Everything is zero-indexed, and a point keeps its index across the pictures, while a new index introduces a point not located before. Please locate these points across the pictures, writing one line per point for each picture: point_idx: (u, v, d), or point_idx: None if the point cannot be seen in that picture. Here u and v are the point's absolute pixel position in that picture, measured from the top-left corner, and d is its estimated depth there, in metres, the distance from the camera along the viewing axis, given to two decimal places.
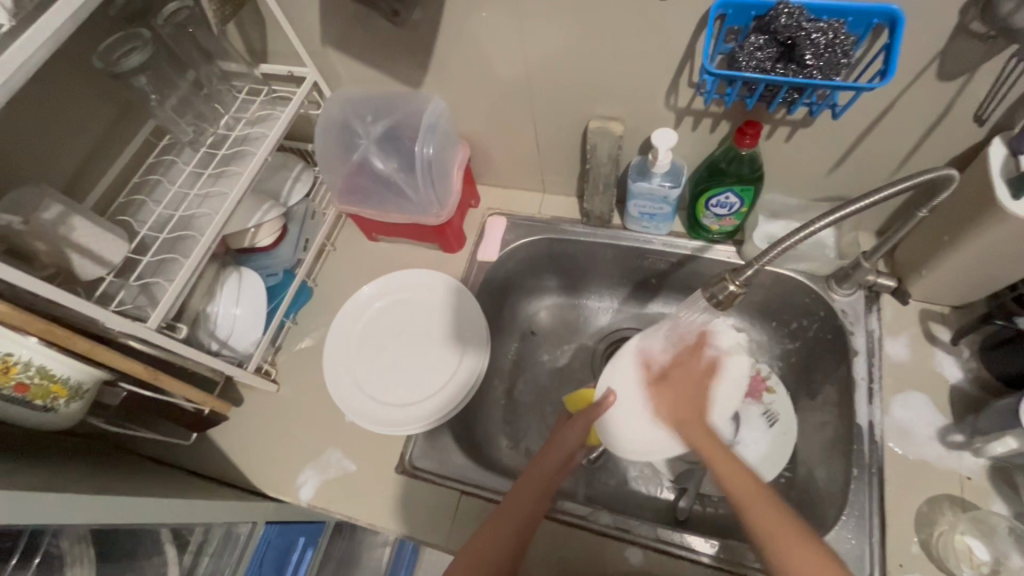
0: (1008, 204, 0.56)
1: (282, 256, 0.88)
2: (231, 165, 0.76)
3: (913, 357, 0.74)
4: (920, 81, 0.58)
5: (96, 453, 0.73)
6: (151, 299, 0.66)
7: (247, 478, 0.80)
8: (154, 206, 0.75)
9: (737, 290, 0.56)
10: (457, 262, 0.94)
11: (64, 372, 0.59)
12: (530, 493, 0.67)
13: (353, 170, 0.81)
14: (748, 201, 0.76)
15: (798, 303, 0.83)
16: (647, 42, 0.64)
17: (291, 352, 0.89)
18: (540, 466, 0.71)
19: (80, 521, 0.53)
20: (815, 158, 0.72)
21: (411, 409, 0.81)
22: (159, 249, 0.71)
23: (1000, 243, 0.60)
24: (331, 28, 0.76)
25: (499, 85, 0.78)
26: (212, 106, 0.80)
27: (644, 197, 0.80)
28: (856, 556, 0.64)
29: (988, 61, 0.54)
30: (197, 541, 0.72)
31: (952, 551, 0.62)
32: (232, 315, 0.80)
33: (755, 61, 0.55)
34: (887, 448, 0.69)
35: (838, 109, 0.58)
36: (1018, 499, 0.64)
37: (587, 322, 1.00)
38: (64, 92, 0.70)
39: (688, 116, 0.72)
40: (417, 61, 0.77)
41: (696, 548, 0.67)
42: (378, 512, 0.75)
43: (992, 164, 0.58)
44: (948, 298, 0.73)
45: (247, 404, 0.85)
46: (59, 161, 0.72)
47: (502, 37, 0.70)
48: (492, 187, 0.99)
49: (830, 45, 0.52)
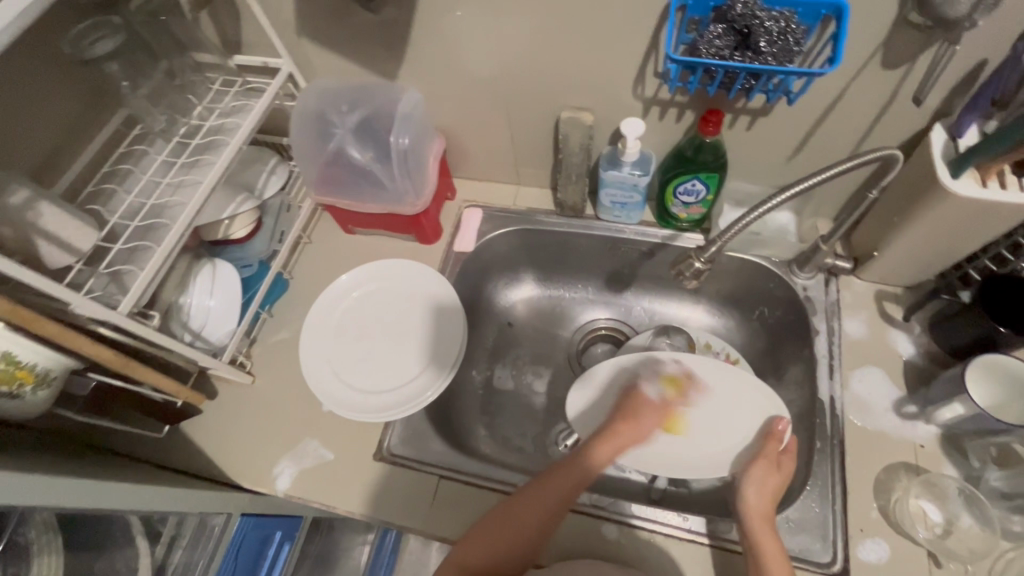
0: (948, 183, 0.61)
1: (255, 248, 0.88)
2: (204, 154, 0.75)
3: (870, 334, 0.77)
4: (867, 69, 0.62)
5: (66, 447, 0.71)
6: (122, 287, 0.66)
7: (223, 471, 0.79)
8: (125, 195, 0.74)
9: (703, 266, 0.61)
10: (433, 253, 0.94)
11: (31, 358, 0.58)
12: (512, 541, 0.65)
13: (328, 159, 0.82)
14: (713, 188, 0.80)
15: (763, 288, 0.86)
16: (614, 32, 0.67)
17: (267, 344, 0.88)
18: (609, 444, 0.73)
19: (49, 504, 0.52)
20: (773, 147, 0.76)
21: (389, 395, 0.82)
22: (130, 238, 0.70)
23: (945, 221, 0.64)
24: (306, 19, 0.76)
25: (472, 78, 0.80)
26: (187, 97, 0.80)
27: (615, 185, 0.82)
28: (820, 523, 0.66)
29: (925, 50, 0.58)
30: (169, 533, 0.69)
31: (907, 514, 0.65)
32: (206, 306, 0.80)
33: (715, 49, 0.58)
34: (847, 421, 0.72)
35: (793, 96, 0.61)
36: (967, 463, 0.67)
37: (562, 313, 1.02)
38: (32, 79, 0.69)
39: (655, 106, 0.75)
40: (390, 52, 0.78)
41: (669, 522, 0.69)
42: (357, 500, 0.75)
43: (934, 147, 0.63)
44: (900, 279, 0.77)
45: (222, 396, 0.84)
46: (26, 148, 0.71)
47: (475, 28, 0.72)
48: (467, 180, 1.01)
49: (782, 32, 0.55)
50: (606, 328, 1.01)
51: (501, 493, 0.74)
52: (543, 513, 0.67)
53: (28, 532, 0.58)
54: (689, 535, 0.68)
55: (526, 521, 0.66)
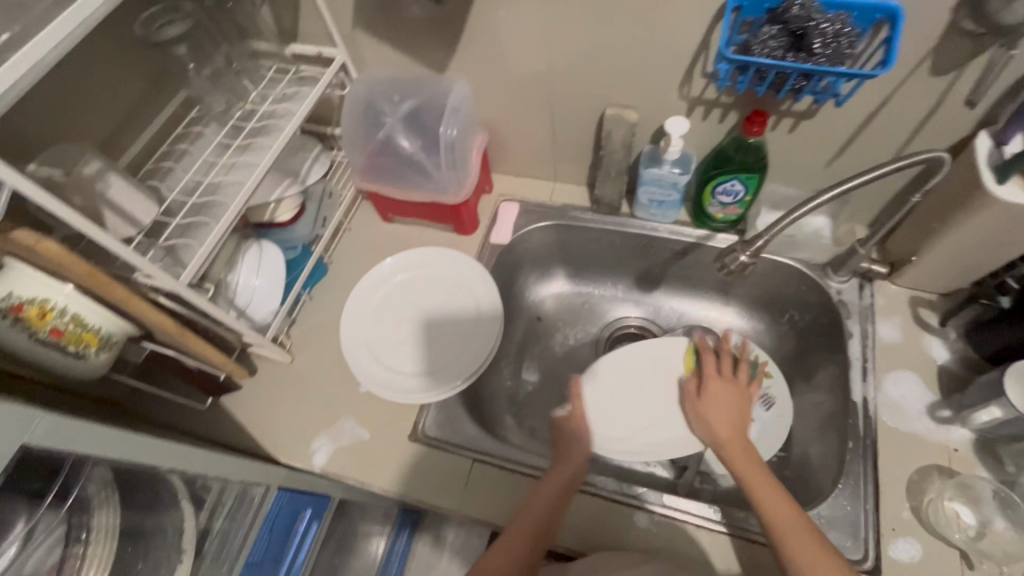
0: (993, 188, 0.62)
1: (300, 232, 0.90)
2: (259, 137, 0.78)
3: (904, 338, 0.78)
4: (915, 75, 0.63)
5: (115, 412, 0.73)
6: (178, 260, 0.68)
7: (261, 445, 0.81)
8: (182, 172, 0.77)
9: (747, 260, 0.63)
10: (470, 244, 0.96)
11: (98, 322, 0.61)
12: (522, 530, 0.66)
13: (376, 148, 0.85)
14: (752, 189, 0.81)
15: (795, 290, 0.87)
16: (667, 31, 0.69)
17: (306, 325, 0.91)
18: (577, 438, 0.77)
19: (116, 457, 0.54)
20: (814, 150, 0.77)
21: (424, 379, 0.84)
22: (187, 213, 0.73)
23: (987, 227, 0.65)
24: (363, 11, 0.79)
25: (520, 75, 0.82)
26: (243, 82, 0.83)
27: (654, 183, 0.84)
28: (852, 521, 0.67)
29: (976, 58, 0.60)
30: (212, 500, 0.71)
31: (940, 515, 0.66)
32: (252, 286, 0.82)
33: (769, 49, 0.59)
34: (880, 423, 0.72)
35: (841, 98, 0.63)
36: (1000, 467, 0.68)
37: (591, 310, 1.03)
38: (104, 57, 0.72)
39: (700, 106, 0.77)
40: (443, 45, 0.81)
41: (700, 513, 0.70)
42: (391, 478, 0.77)
43: (979, 152, 0.64)
44: (936, 285, 0.78)
45: (262, 373, 0.86)
46: (94, 124, 0.74)
47: (528, 24, 0.74)
48: (504, 175, 1.03)
49: (837, 35, 0.57)
50: (636, 326, 1.02)
51: (534, 479, 0.75)
52: (541, 499, 0.68)
53: (89, 487, 0.60)
54: (720, 526, 0.69)
55: (532, 511, 0.67)
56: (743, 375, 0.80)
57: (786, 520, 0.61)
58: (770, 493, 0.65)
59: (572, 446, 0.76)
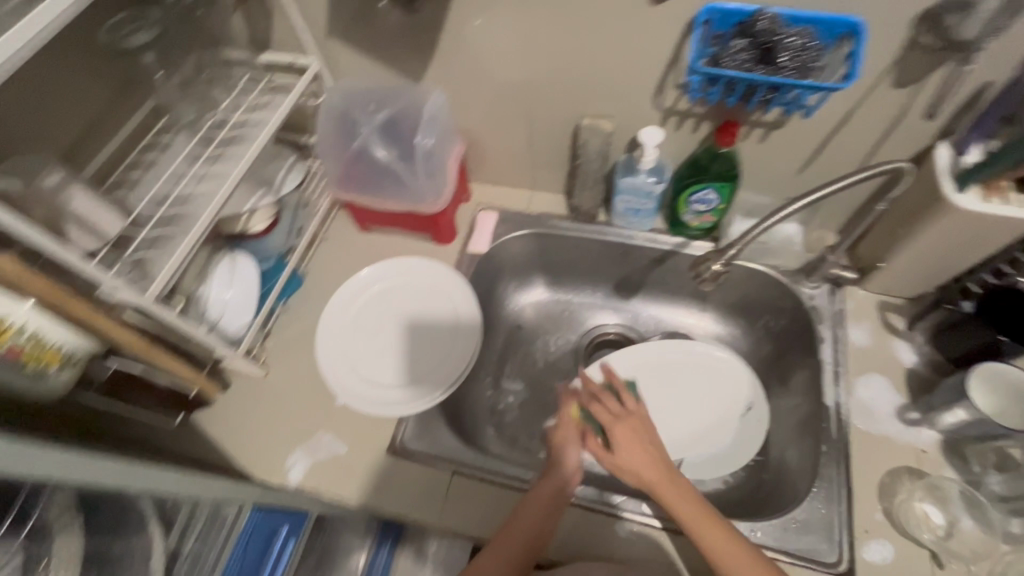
0: (953, 197, 0.64)
1: (274, 242, 0.89)
2: (230, 147, 0.76)
3: (874, 342, 0.80)
4: (878, 87, 0.65)
5: (79, 432, 0.71)
6: (146, 273, 0.66)
7: (234, 462, 0.79)
8: (150, 183, 0.74)
9: (720, 268, 0.66)
10: (448, 253, 0.96)
11: (59, 339, 0.59)
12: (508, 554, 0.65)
13: (352, 157, 0.84)
14: (725, 198, 0.82)
15: (769, 296, 0.89)
16: (639, 44, 0.70)
17: (281, 338, 0.89)
18: (569, 430, 0.76)
19: (80, 480, 0.52)
20: (784, 159, 0.79)
21: (404, 389, 0.83)
22: (156, 225, 0.71)
23: (949, 234, 0.67)
24: (337, 20, 0.79)
25: (496, 85, 0.82)
26: (215, 90, 0.81)
27: (630, 192, 0.85)
28: (827, 524, 0.68)
29: (935, 70, 0.62)
30: (183, 520, 0.69)
31: (911, 515, 0.67)
32: (223, 300, 0.80)
33: (738, 61, 0.61)
34: (852, 426, 0.74)
35: (808, 109, 0.64)
36: (967, 468, 0.69)
37: (570, 318, 1.04)
38: (67, 65, 0.70)
39: (673, 116, 0.78)
40: (419, 55, 0.81)
41: (679, 521, 0.70)
42: (369, 493, 0.76)
43: (940, 162, 0.66)
44: (902, 289, 0.80)
45: (235, 388, 0.84)
46: (56, 133, 0.71)
47: (502, 36, 0.75)
48: (482, 183, 1.03)
49: (802, 49, 0.58)
50: (615, 333, 1.02)
51: (513, 490, 0.75)
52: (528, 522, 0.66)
53: (49, 510, 0.60)
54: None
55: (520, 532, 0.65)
56: (631, 404, 0.75)
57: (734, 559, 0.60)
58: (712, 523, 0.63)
59: (559, 457, 0.73)
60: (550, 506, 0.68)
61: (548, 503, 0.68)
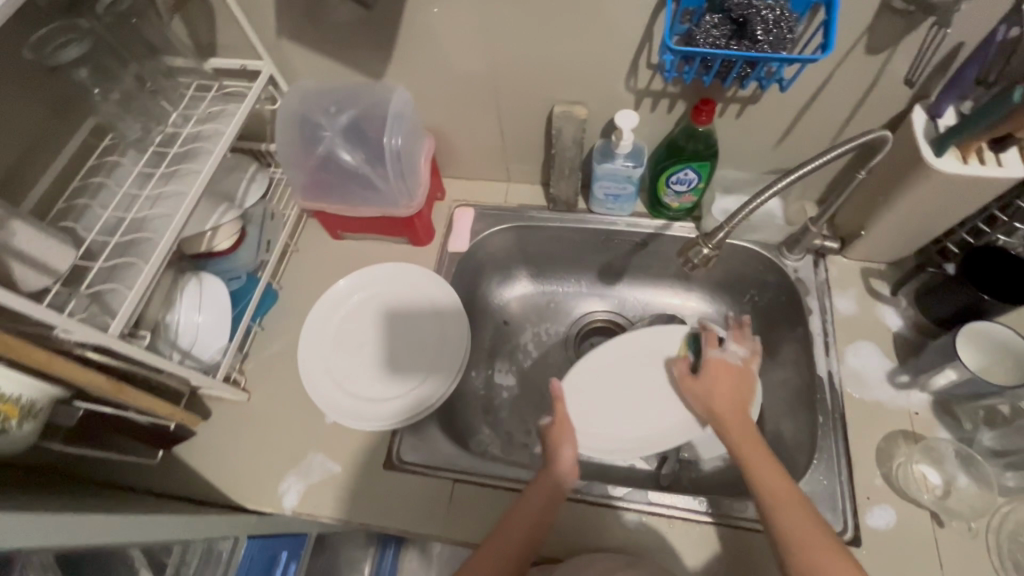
0: (933, 161, 0.64)
1: (244, 258, 0.84)
2: (185, 163, 0.71)
3: (860, 309, 0.80)
4: (852, 55, 0.65)
5: (51, 483, 0.66)
6: (106, 309, 0.61)
7: (224, 494, 0.75)
8: (100, 210, 0.69)
9: (711, 252, 0.63)
10: (427, 255, 0.92)
11: (14, 390, 0.54)
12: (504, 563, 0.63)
13: (316, 164, 0.80)
14: (705, 176, 0.81)
15: (754, 272, 0.89)
16: (608, 26, 0.67)
17: (260, 359, 0.85)
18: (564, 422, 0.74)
19: (58, 543, 0.48)
20: (760, 133, 0.78)
21: (395, 402, 0.80)
22: (111, 255, 0.65)
23: (929, 198, 0.67)
24: (285, 19, 0.74)
25: (463, 77, 0.79)
26: (160, 102, 0.76)
27: (609, 178, 0.83)
28: (828, 495, 0.69)
29: (908, 35, 0.61)
30: (174, 562, 0.66)
31: (910, 478, 0.68)
32: (194, 322, 0.75)
33: (712, 38, 0.59)
34: (846, 395, 0.74)
35: (785, 82, 0.63)
36: (959, 426, 0.71)
37: (558, 309, 1.02)
38: None
39: (647, 97, 0.76)
40: (378, 51, 0.77)
41: (688, 509, 0.70)
42: (368, 510, 0.73)
43: (917, 126, 0.66)
44: (883, 255, 0.81)
45: (216, 416, 0.80)
46: None
47: (464, 26, 0.71)
48: (456, 178, 0.99)
49: (777, 20, 0.57)
50: (603, 320, 1.01)
51: (517, 493, 0.73)
52: (522, 525, 0.64)
53: None
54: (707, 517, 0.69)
55: (519, 530, 0.64)
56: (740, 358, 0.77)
57: (789, 504, 0.60)
58: (762, 456, 0.65)
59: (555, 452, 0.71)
60: (537, 507, 0.66)
61: (534, 509, 0.66)
